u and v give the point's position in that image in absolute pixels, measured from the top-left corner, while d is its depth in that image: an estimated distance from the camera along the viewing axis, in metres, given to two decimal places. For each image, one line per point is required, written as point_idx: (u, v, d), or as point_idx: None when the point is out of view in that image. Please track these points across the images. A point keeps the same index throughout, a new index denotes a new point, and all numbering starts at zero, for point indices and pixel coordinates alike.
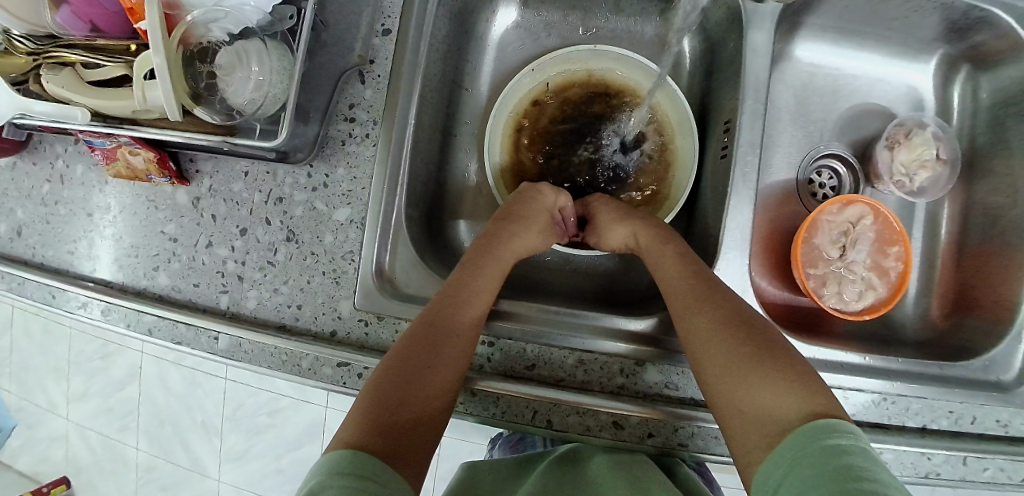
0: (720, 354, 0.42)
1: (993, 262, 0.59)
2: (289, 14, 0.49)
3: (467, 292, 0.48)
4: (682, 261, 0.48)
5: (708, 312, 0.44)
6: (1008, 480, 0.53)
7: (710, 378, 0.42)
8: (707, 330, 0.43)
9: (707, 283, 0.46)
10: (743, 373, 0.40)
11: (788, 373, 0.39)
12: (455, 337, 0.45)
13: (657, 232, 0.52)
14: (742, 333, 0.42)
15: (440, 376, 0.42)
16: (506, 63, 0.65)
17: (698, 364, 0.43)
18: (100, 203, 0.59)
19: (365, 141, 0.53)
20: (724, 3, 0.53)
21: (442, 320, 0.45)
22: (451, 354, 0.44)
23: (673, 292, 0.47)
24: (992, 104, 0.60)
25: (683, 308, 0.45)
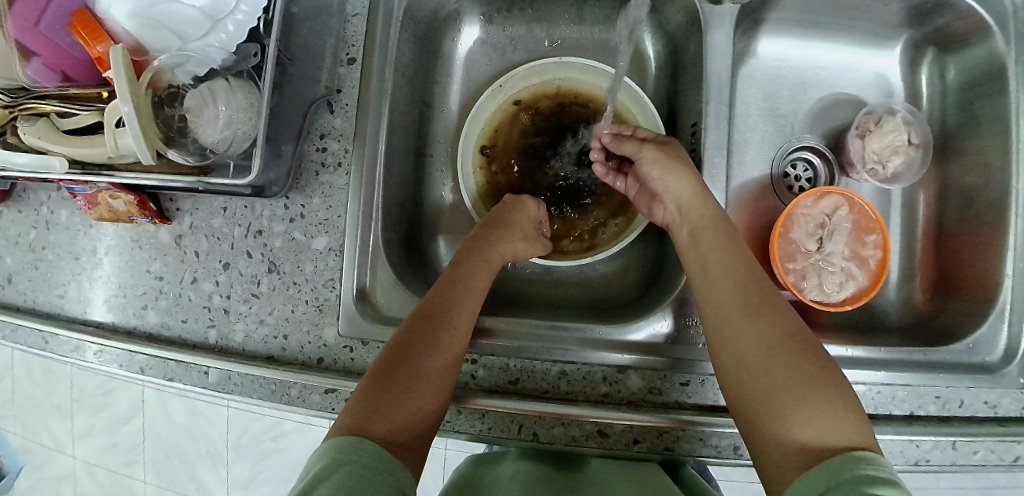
0: (768, 365, 0.41)
1: (972, 243, 0.59)
2: (253, 51, 0.50)
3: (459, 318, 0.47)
4: (731, 259, 0.47)
5: (758, 323, 0.43)
6: (1000, 461, 0.53)
7: (752, 389, 0.41)
8: (755, 341, 0.42)
9: (760, 290, 0.45)
10: (790, 392, 0.39)
11: (839, 396, 0.39)
12: (443, 356, 0.44)
13: (702, 189, 0.50)
14: (793, 345, 0.41)
15: (427, 392, 0.42)
16: (476, 80, 0.65)
17: (744, 368, 0.42)
18: (86, 246, 0.60)
19: (339, 169, 0.54)
20: (683, 7, 0.54)
21: (427, 341, 0.44)
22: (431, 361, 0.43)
23: (716, 288, 0.46)
24: (959, 85, 0.61)
25: (730, 311, 0.44)
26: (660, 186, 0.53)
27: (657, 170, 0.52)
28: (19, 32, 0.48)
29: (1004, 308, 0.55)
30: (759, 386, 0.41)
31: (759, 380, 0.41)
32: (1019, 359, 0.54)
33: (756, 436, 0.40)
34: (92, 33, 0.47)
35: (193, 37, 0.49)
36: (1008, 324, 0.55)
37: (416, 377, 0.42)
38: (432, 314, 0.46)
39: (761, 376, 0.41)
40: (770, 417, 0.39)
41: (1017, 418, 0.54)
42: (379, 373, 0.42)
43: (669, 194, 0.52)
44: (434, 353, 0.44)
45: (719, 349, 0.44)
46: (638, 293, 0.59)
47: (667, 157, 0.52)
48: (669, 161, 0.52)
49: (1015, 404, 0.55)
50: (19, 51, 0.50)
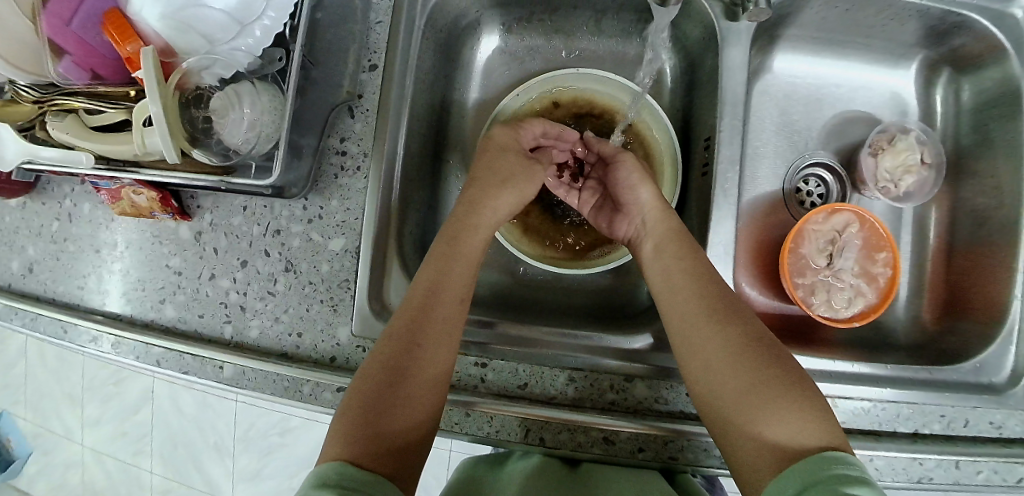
0: (735, 371, 0.41)
1: (981, 263, 0.59)
2: (278, 56, 0.52)
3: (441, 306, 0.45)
4: (693, 267, 0.48)
5: (723, 330, 0.43)
6: (1003, 482, 0.53)
7: (723, 396, 0.41)
8: (721, 349, 0.43)
9: (720, 295, 0.46)
10: (759, 398, 0.40)
11: (805, 396, 0.39)
12: (435, 351, 0.43)
13: (666, 207, 0.53)
14: (757, 351, 0.42)
15: (419, 396, 0.42)
16: (492, 87, 0.66)
17: (713, 377, 0.42)
18: (107, 239, 0.62)
19: (357, 173, 0.56)
20: (701, 23, 0.55)
21: (415, 340, 0.43)
22: (434, 356, 0.43)
23: (681, 298, 0.46)
24: (974, 106, 0.61)
25: (695, 321, 0.45)
26: (628, 198, 0.55)
27: (634, 180, 0.55)
28: (52, 31, 0.50)
29: (1011, 330, 0.55)
30: (729, 392, 0.41)
31: (727, 393, 0.41)
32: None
33: (732, 447, 0.40)
34: (123, 33, 0.48)
35: (221, 41, 0.50)
36: (1015, 345, 0.55)
37: (411, 377, 0.42)
38: (420, 304, 0.45)
39: (726, 387, 0.41)
40: (741, 428, 0.40)
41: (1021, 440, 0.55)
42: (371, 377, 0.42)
43: (637, 205, 0.54)
44: (427, 348, 0.43)
45: (688, 362, 0.44)
46: (647, 303, 0.60)
47: (639, 169, 0.56)
48: (642, 173, 0.55)
49: (1020, 426, 0.55)
50: (52, 49, 0.52)
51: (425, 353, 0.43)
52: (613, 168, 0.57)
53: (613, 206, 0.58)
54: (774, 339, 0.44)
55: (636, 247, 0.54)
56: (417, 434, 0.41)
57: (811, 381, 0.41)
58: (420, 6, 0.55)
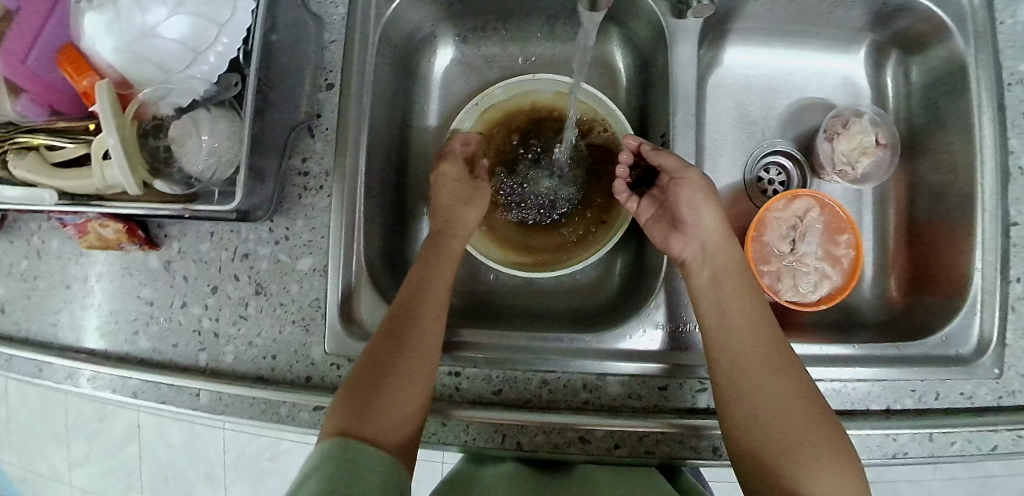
0: (783, 420, 0.43)
1: (945, 238, 0.60)
2: (234, 82, 0.53)
3: (420, 322, 0.48)
4: (749, 310, 0.49)
5: (777, 380, 0.45)
6: (977, 451, 0.54)
7: (766, 443, 0.43)
8: (775, 398, 0.44)
9: (775, 344, 0.47)
10: (804, 451, 0.42)
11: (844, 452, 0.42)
12: (407, 364, 0.46)
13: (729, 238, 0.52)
14: (806, 405, 0.44)
15: (408, 376, 0.45)
16: (454, 97, 0.67)
17: (762, 423, 0.43)
18: (79, 274, 0.62)
19: (320, 192, 0.56)
20: (651, 22, 0.56)
21: (399, 328, 0.47)
22: (421, 341, 0.47)
23: (737, 342, 0.47)
24: (924, 85, 0.63)
25: (752, 366, 0.46)
26: (690, 217, 0.53)
27: (699, 200, 0.52)
28: (5, 70, 0.50)
29: (976, 302, 0.56)
30: (775, 439, 0.43)
31: (774, 438, 0.43)
32: (991, 350, 0.55)
33: (761, 486, 0.42)
34: (78, 68, 0.49)
35: (177, 70, 0.52)
36: (979, 317, 0.56)
37: (388, 387, 0.44)
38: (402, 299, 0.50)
39: (774, 436, 0.43)
40: (781, 471, 0.42)
41: (990, 408, 0.56)
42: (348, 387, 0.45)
43: (698, 226, 0.52)
44: (404, 370, 0.45)
45: (738, 400, 0.45)
46: (618, 299, 0.61)
47: (703, 187, 0.52)
48: (705, 191, 0.52)
49: (990, 394, 0.56)
50: (9, 88, 0.52)
51: (407, 335, 0.47)
52: (677, 184, 0.52)
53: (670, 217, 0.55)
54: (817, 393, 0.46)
55: (688, 269, 0.51)
56: (413, 415, 0.44)
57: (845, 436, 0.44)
58: (373, 24, 0.56)
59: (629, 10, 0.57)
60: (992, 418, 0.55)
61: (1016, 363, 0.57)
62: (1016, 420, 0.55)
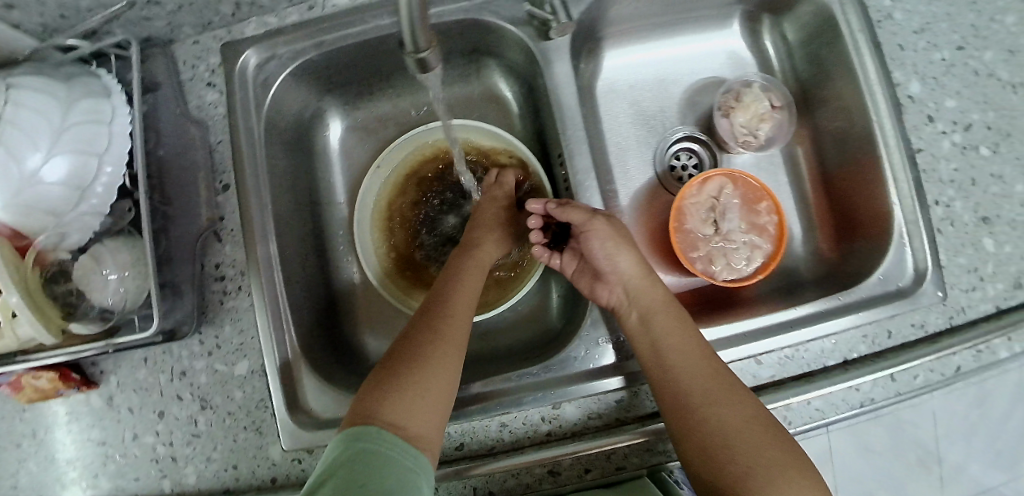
0: (743, 448, 0.43)
1: (859, 178, 0.61)
2: (128, 208, 0.53)
3: (455, 317, 0.51)
4: (682, 344, 0.49)
5: (730, 408, 0.45)
6: (942, 377, 0.54)
7: (729, 473, 0.42)
8: (730, 425, 0.44)
9: (718, 370, 0.47)
10: (770, 479, 0.41)
11: (805, 475, 0.42)
12: (441, 364, 0.47)
13: (648, 276, 0.54)
14: (762, 430, 0.44)
15: (442, 374, 0.47)
16: (355, 166, 0.70)
17: (723, 454, 0.43)
18: (24, 430, 0.59)
19: (241, 293, 0.56)
20: (524, 49, 0.57)
21: (434, 328, 0.50)
22: (453, 341, 0.49)
23: (684, 374, 0.47)
24: (801, 42, 0.65)
25: (704, 396, 0.46)
26: (606, 265, 0.54)
27: (613, 249, 0.54)
28: None
29: (904, 232, 0.57)
30: (734, 468, 0.42)
31: (737, 470, 0.42)
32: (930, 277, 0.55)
33: None
34: None
35: (67, 211, 0.48)
36: (910, 246, 0.56)
37: (418, 383, 0.45)
38: (434, 304, 0.52)
39: (737, 466, 0.42)
40: None
41: (947, 331, 0.55)
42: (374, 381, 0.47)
43: (619, 274, 0.54)
44: (436, 369, 0.47)
45: (695, 430, 0.45)
46: (561, 321, 0.61)
47: (617, 234, 0.54)
48: (619, 238, 0.54)
49: (941, 318, 0.55)
50: None
51: (442, 335, 0.49)
52: (586, 238, 0.54)
53: (591, 272, 0.57)
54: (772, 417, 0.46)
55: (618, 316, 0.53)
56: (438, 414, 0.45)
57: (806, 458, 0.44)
58: (256, 117, 0.57)
59: (501, 41, 0.58)
60: (950, 341, 0.54)
61: (961, 281, 0.56)
62: (973, 338, 0.54)
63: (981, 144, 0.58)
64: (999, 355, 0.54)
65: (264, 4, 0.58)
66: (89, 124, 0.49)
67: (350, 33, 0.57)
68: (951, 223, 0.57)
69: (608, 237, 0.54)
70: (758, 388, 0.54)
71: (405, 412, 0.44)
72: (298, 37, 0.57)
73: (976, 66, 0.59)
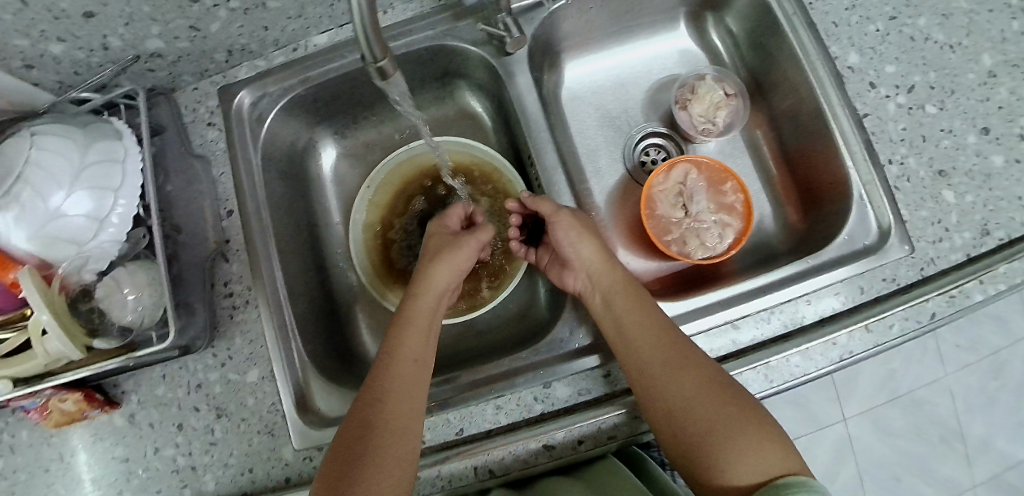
0: (698, 410, 0.46)
1: (814, 153, 0.66)
2: (142, 234, 0.59)
3: (396, 403, 0.47)
4: (642, 318, 0.52)
5: (684, 372, 0.48)
6: (918, 323, 0.56)
7: (688, 435, 0.45)
8: (685, 391, 0.47)
9: (673, 338, 0.50)
10: (726, 438, 0.44)
11: (762, 428, 0.44)
12: (390, 434, 0.45)
13: (608, 259, 0.57)
14: (717, 392, 0.46)
15: (390, 444, 0.45)
16: (347, 186, 0.75)
17: (680, 420, 0.46)
18: (52, 455, 0.63)
19: (249, 307, 0.60)
20: (483, 63, 0.63)
21: (377, 398, 0.48)
22: (398, 406, 0.47)
23: (640, 350, 0.50)
24: (745, 34, 0.70)
25: (658, 367, 0.49)
26: (570, 253, 0.58)
27: (575, 237, 0.57)
28: None
29: (862, 193, 0.60)
30: (693, 431, 0.45)
31: (695, 431, 0.45)
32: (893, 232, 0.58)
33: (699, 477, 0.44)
34: None
35: (87, 240, 0.54)
36: (872, 205, 0.60)
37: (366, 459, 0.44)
38: (380, 366, 0.51)
39: (693, 429, 0.45)
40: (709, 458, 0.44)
41: (916, 283, 0.58)
42: (336, 443, 0.46)
43: (581, 261, 0.58)
44: (382, 439, 0.45)
45: (654, 399, 0.48)
46: (549, 311, 0.65)
47: (578, 223, 0.57)
48: (580, 227, 0.57)
49: (910, 270, 0.58)
50: None
51: (382, 401, 0.47)
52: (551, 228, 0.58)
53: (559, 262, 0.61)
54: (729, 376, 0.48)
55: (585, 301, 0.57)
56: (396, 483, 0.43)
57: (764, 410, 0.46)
58: (253, 147, 0.63)
59: (467, 60, 0.64)
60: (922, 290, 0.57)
61: (925, 234, 0.59)
62: (942, 285, 0.57)
63: (925, 103, 0.62)
64: (974, 298, 0.57)
65: (253, 47, 0.64)
66: (105, 163, 0.55)
67: (333, 67, 0.63)
68: (907, 180, 0.60)
69: (570, 229, 0.57)
70: (739, 352, 0.58)
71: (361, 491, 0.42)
72: (286, 74, 0.63)
73: (911, 31, 0.65)
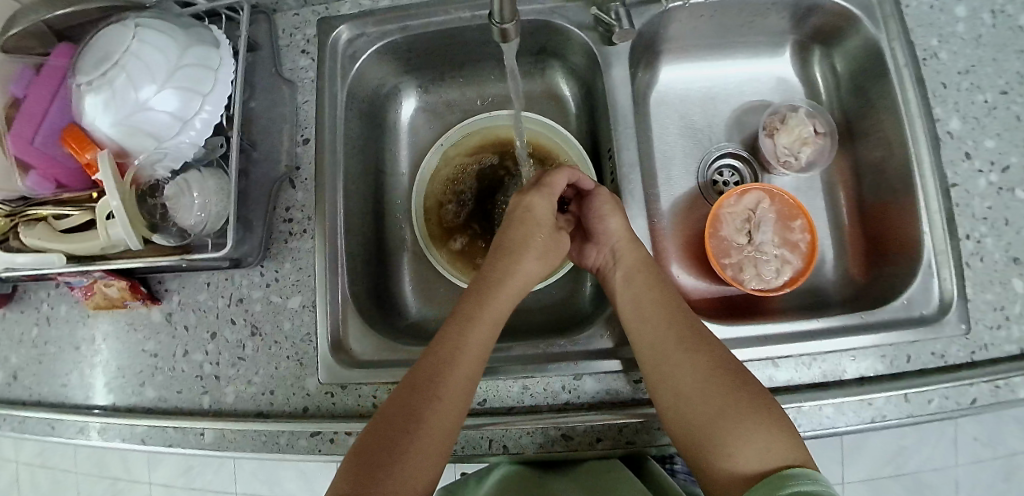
0: (706, 394, 0.45)
1: (891, 210, 0.64)
2: (219, 143, 0.58)
3: (447, 403, 0.46)
4: (658, 296, 0.53)
5: (696, 357, 0.47)
6: (957, 406, 0.53)
7: (694, 419, 0.45)
8: (695, 375, 0.47)
9: (687, 323, 0.50)
10: (732, 424, 0.43)
11: (770, 415, 0.43)
12: (432, 434, 0.45)
13: (634, 237, 0.56)
14: (726, 378, 0.46)
15: (430, 443, 0.44)
16: (420, 140, 0.76)
17: (688, 403, 0.46)
18: (86, 335, 0.64)
19: (304, 235, 0.61)
20: (584, 48, 0.63)
21: (434, 392, 0.46)
22: (447, 412, 0.46)
23: (652, 330, 0.50)
24: (849, 75, 0.68)
25: (670, 349, 0.49)
26: (598, 229, 0.57)
27: (605, 211, 0.56)
28: (18, 150, 0.53)
29: (931, 260, 0.57)
30: (699, 414, 0.45)
31: (701, 415, 0.45)
32: (954, 308, 0.55)
33: (702, 461, 0.44)
34: (81, 143, 0.52)
35: (168, 137, 0.53)
36: (938, 276, 0.57)
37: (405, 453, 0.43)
38: (445, 352, 0.49)
39: (699, 412, 0.45)
40: (712, 442, 0.44)
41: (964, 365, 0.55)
42: (386, 408, 0.46)
43: (608, 236, 0.56)
44: (425, 434, 0.44)
45: (662, 381, 0.47)
46: (593, 307, 0.64)
47: (611, 201, 0.57)
48: (613, 204, 0.57)
49: (962, 351, 0.55)
50: (19, 167, 0.54)
51: (435, 400, 0.46)
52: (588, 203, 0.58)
53: (584, 237, 0.62)
54: (740, 364, 0.48)
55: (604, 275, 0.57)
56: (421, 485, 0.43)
57: (773, 399, 0.45)
58: (341, 83, 0.63)
59: (568, 41, 0.64)
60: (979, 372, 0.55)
61: (984, 317, 0.56)
62: (990, 373, 0.53)
63: (1016, 187, 0.58)
64: (1018, 394, 0.53)
65: None
66: (200, 68, 0.54)
67: (435, 21, 0.63)
68: (979, 258, 0.57)
69: (608, 209, 0.56)
70: (771, 390, 0.55)
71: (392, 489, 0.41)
72: (388, 18, 0.63)
73: (1019, 111, 0.60)
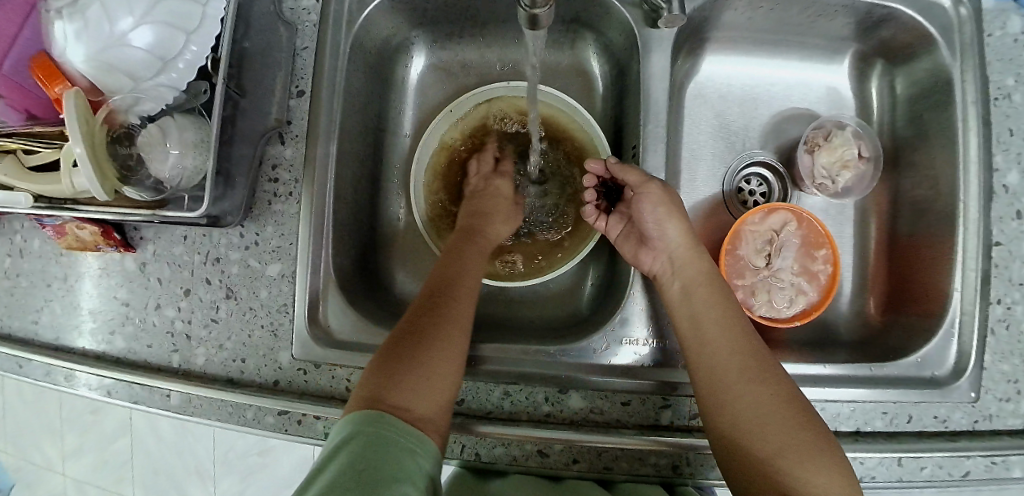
0: (771, 426, 0.43)
1: (921, 254, 0.59)
2: (204, 88, 0.51)
3: (454, 317, 0.48)
4: (722, 316, 0.49)
5: (762, 386, 0.44)
6: (948, 476, 0.51)
7: (755, 449, 0.42)
8: (759, 404, 0.44)
9: (754, 350, 0.47)
10: (798, 459, 0.41)
11: (834, 456, 0.42)
12: (438, 350, 0.46)
13: (696, 244, 0.52)
14: (793, 412, 0.43)
15: (442, 360, 0.45)
16: (428, 105, 0.70)
17: (750, 433, 0.43)
18: (57, 274, 0.61)
19: (290, 199, 0.57)
20: (623, 28, 0.56)
21: (435, 311, 0.48)
22: (454, 332, 0.47)
23: (717, 351, 0.47)
24: (909, 98, 0.61)
25: (735, 374, 0.45)
26: (652, 230, 0.53)
27: (662, 215, 0.52)
28: None
29: (956, 318, 0.53)
30: (761, 445, 0.42)
31: (764, 446, 0.42)
32: (968, 375, 0.52)
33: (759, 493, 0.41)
34: (49, 75, 0.46)
35: (145, 77, 0.49)
36: (960, 337, 0.53)
37: (420, 365, 0.44)
38: (438, 284, 0.51)
39: (762, 444, 0.42)
40: (775, 475, 0.41)
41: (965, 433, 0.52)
42: (389, 345, 0.46)
43: (665, 241, 0.52)
44: (436, 350, 0.45)
45: (722, 405, 0.44)
46: (589, 311, 0.61)
47: (668, 199, 0.52)
48: (669, 204, 0.52)
49: (965, 418, 0.52)
50: None
51: (440, 323, 0.47)
52: (636, 199, 0.53)
53: (635, 238, 0.56)
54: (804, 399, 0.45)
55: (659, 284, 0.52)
56: (440, 401, 0.44)
57: (834, 439, 0.43)
58: (345, 34, 0.56)
59: (605, 15, 0.57)
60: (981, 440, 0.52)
61: (996, 389, 0.53)
62: (991, 448, 0.51)
63: None
64: (1011, 473, 0.51)
65: None
66: (184, 2, 0.48)
67: None
68: (1005, 325, 0.54)
69: (660, 203, 0.51)
70: None
71: (410, 395, 0.42)
72: None
73: None
